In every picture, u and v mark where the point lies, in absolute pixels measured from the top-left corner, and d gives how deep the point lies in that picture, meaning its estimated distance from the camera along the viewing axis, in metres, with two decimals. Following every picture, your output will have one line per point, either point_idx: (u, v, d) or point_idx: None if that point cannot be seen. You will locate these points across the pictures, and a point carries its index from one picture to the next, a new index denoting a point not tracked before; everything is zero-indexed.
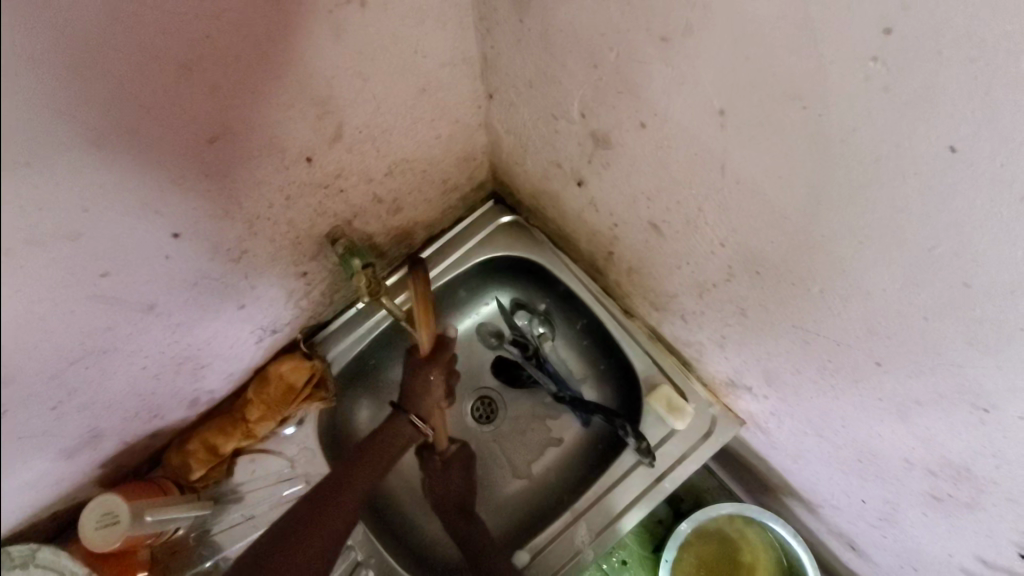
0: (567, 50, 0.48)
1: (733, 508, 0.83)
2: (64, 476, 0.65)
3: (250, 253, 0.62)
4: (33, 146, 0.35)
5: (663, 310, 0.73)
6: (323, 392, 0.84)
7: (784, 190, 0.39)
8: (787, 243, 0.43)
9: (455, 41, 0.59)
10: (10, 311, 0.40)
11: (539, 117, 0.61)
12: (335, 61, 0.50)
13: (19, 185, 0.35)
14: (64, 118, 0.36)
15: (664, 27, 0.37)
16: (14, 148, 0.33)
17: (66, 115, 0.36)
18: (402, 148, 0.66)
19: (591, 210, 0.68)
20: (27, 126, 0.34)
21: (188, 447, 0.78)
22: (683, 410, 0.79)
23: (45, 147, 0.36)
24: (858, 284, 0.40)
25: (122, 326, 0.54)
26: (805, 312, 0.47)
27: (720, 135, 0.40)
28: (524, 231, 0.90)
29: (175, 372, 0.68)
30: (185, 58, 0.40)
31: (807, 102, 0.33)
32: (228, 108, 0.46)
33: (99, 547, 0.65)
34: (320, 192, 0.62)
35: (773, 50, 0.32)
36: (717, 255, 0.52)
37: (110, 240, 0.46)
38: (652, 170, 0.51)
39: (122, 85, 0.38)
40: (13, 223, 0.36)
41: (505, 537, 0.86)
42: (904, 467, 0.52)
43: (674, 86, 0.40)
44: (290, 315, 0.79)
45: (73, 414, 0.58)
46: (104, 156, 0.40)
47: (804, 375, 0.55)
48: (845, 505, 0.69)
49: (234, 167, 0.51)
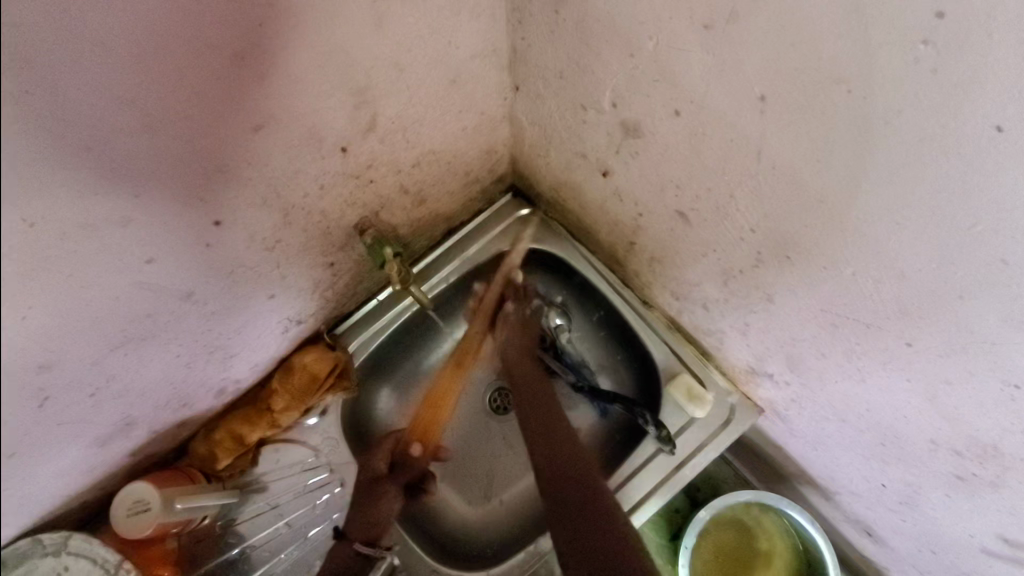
0: (602, 40, 0.49)
1: (750, 495, 0.84)
2: (95, 462, 0.66)
3: (284, 243, 0.63)
4: (85, 132, 0.38)
5: (683, 300, 0.75)
6: (346, 382, 0.85)
7: (820, 174, 0.40)
8: (820, 228, 0.44)
9: (487, 32, 0.59)
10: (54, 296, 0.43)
11: (567, 107, 0.62)
12: (375, 52, 0.51)
13: (74, 166, 0.38)
14: (117, 101, 0.38)
15: (707, 14, 0.38)
16: (63, 124, 0.36)
17: (117, 98, 0.38)
18: (430, 139, 0.67)
19: (615, 201, 0.69)
20: (76, 111, 0.37)
21: (214, 437, 0.79)
22: (702, 399, 0.81)
23: (96, 134, 0.39)
24: (892, 264, 0.41)
25: (161, 313, 0.55)
26: (834, 296, 0.48)
27: (760, 121, 0.41)
28: (543, 224, 0.91)
29: (206, 360, 0.69)
30: (237, 46, 0.41)
31: (852, 85, 0.34)
32: (270, 97, 0.47)
33: (131, 533, 0.68)
34: (352, 183, 0.63)
35: (823, 34, 0.33)
36: (746, 242, 0.53)
37: (156, 229, 0.47)
38: (682, 158, 0.52)
39: (180, 72, 0.40)
40: (74, 201, 0.40)
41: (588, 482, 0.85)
42: (929, 448, 0.53)
43: (714, 73, 0.41)
44: (315, 306, 0.80)
45: (107, 401, 0.59)
46: (161, 141, 0.42)
47: (829, 360, 0.56)
48: (864, 490, 0.70)
49: (273, 156, 0.52)
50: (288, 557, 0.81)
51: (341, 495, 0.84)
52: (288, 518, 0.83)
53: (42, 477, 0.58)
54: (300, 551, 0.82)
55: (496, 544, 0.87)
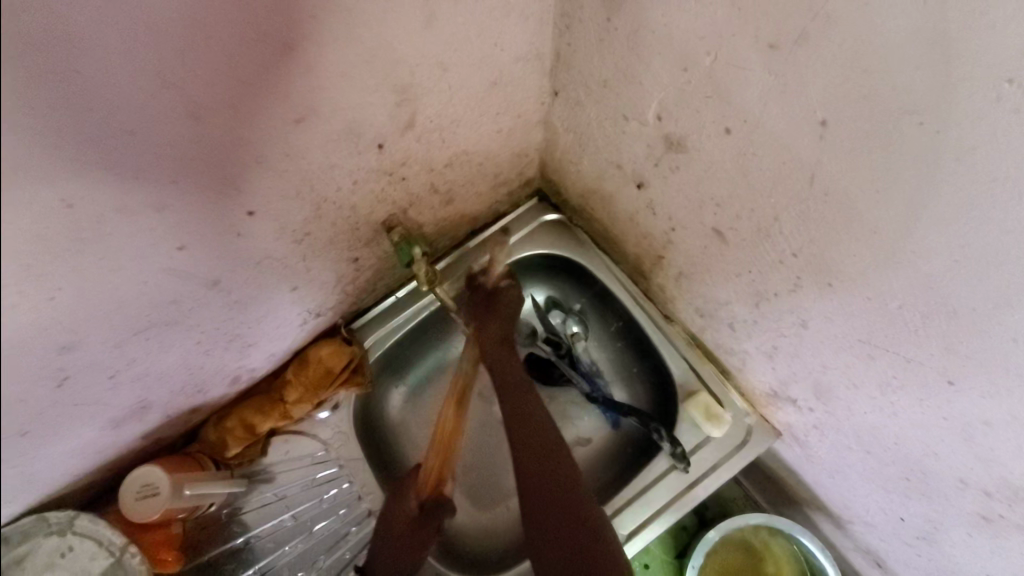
0: (655, 52, 0.49)
1: (761, 518, 0.82)
2: (107, 443, 0.66)
3: (312, 236, 0.63)
4: (133, 117, 0.37)
5: (708, 317, 0.73)
6: (360, 377, 0.84)
7: (877, 206, 0.40)
8: (868, 257, 0.43)
9: (533, 36, 0.59)
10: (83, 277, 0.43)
11: (607, 116, 0.62)
12: (422, 50, 0.50)
13: (117, 150, 0.38)
14: (163, 87, 0.37)
15: (774, 34, 0.38)
16: (105, 107, 0.35)
17: (164, 85, 0.37)
18: (465, 140, 0.66)
19: (647, 213, 0.68)
20: (128, 95, 0.36)
21: (225, 424, 0.78)
22: (720, 417, 0.79)
23: (142, 120, 0.38)
24: (945, 301, 0.40)
25: (186, 301, 0.55)
26: (874, 326, 0.48)
27: (817, 146, 0.41)
28: (567, 230, 0.90)
29: (224, 349, 0.68)
30: (289, 37, 0.41)
31: (925, 118, 0.33)
32: (314, 91, 0.46)
33: (139, 516, 0.68)
34: (384, 179, 0.63)
35: (899, 64, 0.33)
36: (785, 265, 0.52)
37: (191, 216, 0.47)
38: (727, 177, 0.51)
39: (231, 61, 0.39)
40: (111, 186, 0.39)
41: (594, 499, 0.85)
42: (957, 486, 0.52)
43: (773, 93, 0.41)
44: (334, 300, 0.79)
45: (126, 384, 0.59)
46: (205, 129, 0.42)
47: (860, 389, 0.55)
48: (880, 522, 0.69)
49: (311, 150, 0.51)
50: (293, 550, 0.82)
51: (349, 491, 0.85)
52: (295, 510, 0.83)
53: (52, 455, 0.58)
54: (304, 544, 0.82)
55: (501, 549, 0.87)
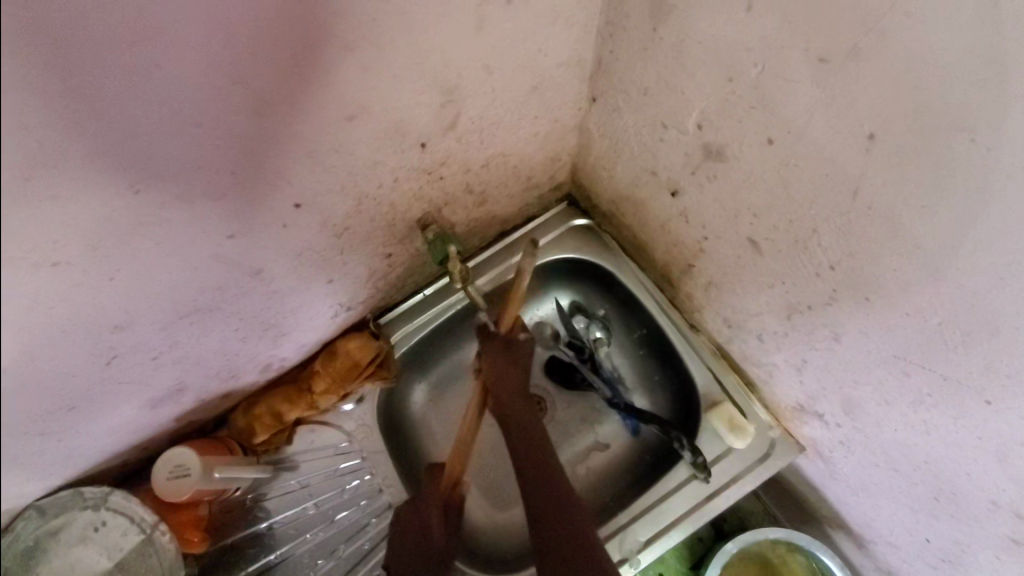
0: (700, 62, 0.50)
1: (783, 533, 0.81)
2: (144, 422, 0.68)
3: (351, 230, 0.64)
4: (200, 109, 0.39)
5: (736, 328, 0.73)
6: (385, 371, 0.85)
7: (922, 221, 0.40)
8: (908, 271, 0.43)
9: (576, 43, 0.60)
10: (140, 257, 0.44)
11: (644, 124, 0.63)
12: (470, 53, 0.51)
13: (183, 139, 0.40)
14: (232, 81, 0.39)
15: (824, 48, 0.39)
16: (176, 98, 0.37)
17: (234, 79, 0.39)
18: (503, 142, 0.67)
19: (680, 221, 0.69)
20: (199, 88, 0.38)
21: (254, 411, 0.80)
22: (744, 430, 0.79)
23: (206, 112, 0.40)
24: (989, 318, 0.40)
25: (230, 288, 0.57)
26: (913, 343, 0.47)
27: (863, 159, 0.41)
28: (596, 236, 0.91)
29: (259, 337, 0.70)
30: (349, 38, 0.43)
31: (977, 134, 0.33)
32: (367, 90, 0.48)
33: (169, 495, 0.70)
34: (423, 178, 0.64)
35: (952, 81, 0.33)
36: (821, 278, 0.52)
37: (241, 206, 0.48)
38: (767, 189, 0.52)
39: (295, 59, 0.41)
40: (172, 171, 0.41)
41: (610, 505, 0.86)
42: (988, 508, 0.51)
43: (819, 107, 0.42)
44: (365, 294, 0.81)
45: (168, 366, 0.61)
46: (265, 122, 0.43)
47: (892, 407, 0.55)
48: (903, 542, 0.68)
49: (358, 147, 0.53)
50: (312, 538, 0.83)
51: (370, 483, 0.86)
52: (317, 499, 0.84)
53: (92, 430, 0.60)
54: (324, 533, 0.84)
55: (518, 551, 0.88)
